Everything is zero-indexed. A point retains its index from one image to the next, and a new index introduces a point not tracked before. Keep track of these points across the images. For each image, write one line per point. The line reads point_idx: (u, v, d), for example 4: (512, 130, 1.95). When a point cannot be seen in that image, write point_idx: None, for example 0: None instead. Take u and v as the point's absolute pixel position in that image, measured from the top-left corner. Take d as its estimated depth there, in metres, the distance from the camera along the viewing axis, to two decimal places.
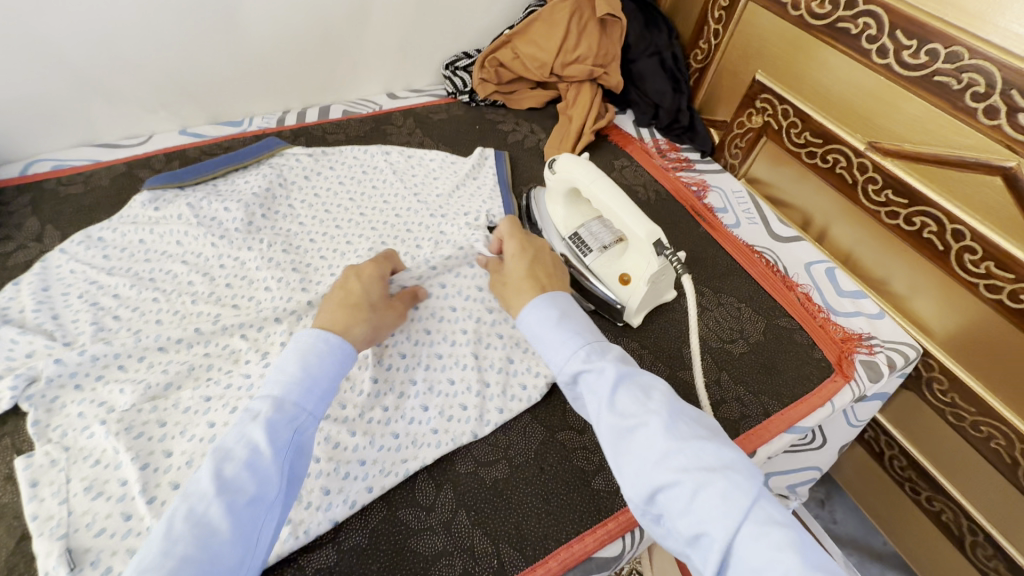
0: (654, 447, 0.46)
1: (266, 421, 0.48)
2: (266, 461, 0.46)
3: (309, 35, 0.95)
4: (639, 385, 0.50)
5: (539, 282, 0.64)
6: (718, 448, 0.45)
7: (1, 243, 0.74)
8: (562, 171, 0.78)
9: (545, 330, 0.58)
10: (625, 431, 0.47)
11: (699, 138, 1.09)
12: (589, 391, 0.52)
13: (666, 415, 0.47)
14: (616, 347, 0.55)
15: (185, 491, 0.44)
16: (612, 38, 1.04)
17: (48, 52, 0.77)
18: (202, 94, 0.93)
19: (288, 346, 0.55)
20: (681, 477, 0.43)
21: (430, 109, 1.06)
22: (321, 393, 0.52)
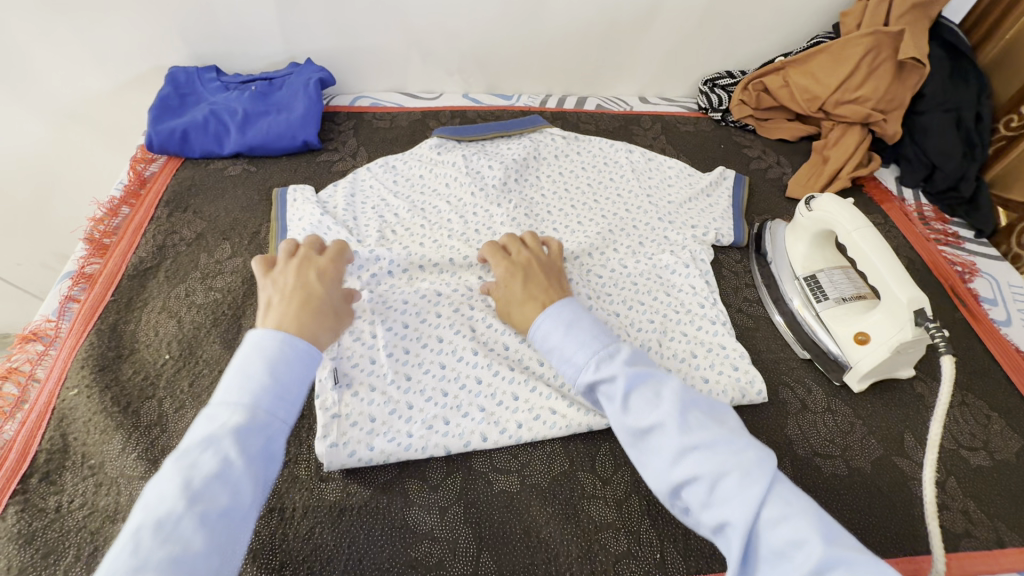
0: (669, 447, 0.48)
1: (238, 431, 0.43)
2: (237, 472, 0.42)
3: (593, 32, 1.03)
4: (650, 387, 0.52)
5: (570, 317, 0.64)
6: (728, 440, 0.47)
7: (330, 153, 0.95)
8: (819, 210, 0.75)
9: (557, 343, 0.59)
10: (641, 433, 0.50)
11: (979, 213, 0.94)
12: (610, 402, 0.53)
13: (679, 411, 0.49)
14: (620, 349, 0.56)
15: (148, 506, 0.38)
16: (905, 86, 0.95)
17: (399, 14, 0.96)
18: (490, 67, 1.08)
19: (248, 344, 0.49)
20: (699, 475, 0.46)
21: (678, 119, 1.08)
22: (293, 403, 0.48)
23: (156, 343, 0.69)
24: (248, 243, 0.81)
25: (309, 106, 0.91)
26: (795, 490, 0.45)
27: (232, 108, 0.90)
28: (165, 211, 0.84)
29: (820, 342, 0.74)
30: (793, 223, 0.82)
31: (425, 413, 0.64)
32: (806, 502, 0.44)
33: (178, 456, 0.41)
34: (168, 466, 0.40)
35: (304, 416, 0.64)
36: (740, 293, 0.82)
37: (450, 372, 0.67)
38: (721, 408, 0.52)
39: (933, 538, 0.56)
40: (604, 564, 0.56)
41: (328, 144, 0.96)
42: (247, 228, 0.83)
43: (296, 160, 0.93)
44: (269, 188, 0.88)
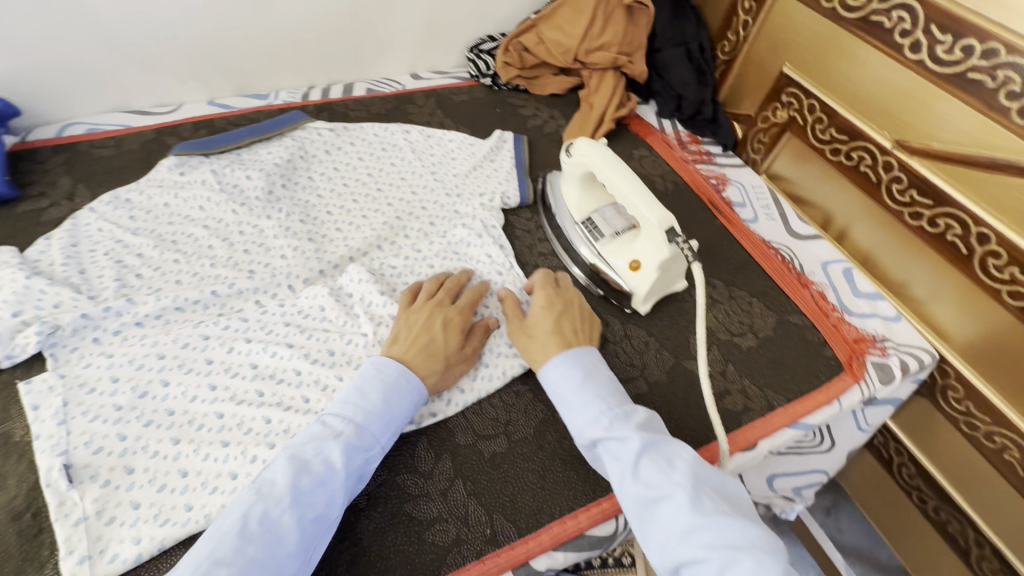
0: (678, 521, 0.49)
1: (348, 444, 0.53)
2: (338, 481, 0.51)
3: (337, 12, 0.97)
4: (661, 455, 0.54)
5: (564, 337, 0.66)
6: (744, 526, 0.48)
7: (35, 200, 0.77)
8: (579, 154, 0.78)
9: (564, 394, 0.61)
10: (649, 502, 0.51)
11: (722, 131, 1.08)
12: (612, 460, 0.55)
13: (691, 488, 0.51)
14: (638, 413, 0.58)
15: (261, 492, 0.48)
16: (637, 28, 1.04)
17: (85, 18, 0.80)
18: (231, 66, 0.95)
19: (370, 371, 0.59)
20: (707, 554, 0.47)
21: (451, 91, 1.07)
22: (394, 431, 0.57)
23: None
24: None
25: None
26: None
27: None
28: None
29: (610, 280, 0.77)
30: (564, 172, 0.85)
31: (204, 474, 0.56)
32: None
33: (289, 455, 0.51)
34: (287, 463, 0.51)
35: (44, 530, 0.52)
36: (535, 249, 0.84)
37: (230, 420, 0.60)
38: (734, 488, 0.54)
39: (716, 424, 0.63)
40: (436, 561, 0.54)
41: (30, 189, 0.78)
42: None
43: None
44: None
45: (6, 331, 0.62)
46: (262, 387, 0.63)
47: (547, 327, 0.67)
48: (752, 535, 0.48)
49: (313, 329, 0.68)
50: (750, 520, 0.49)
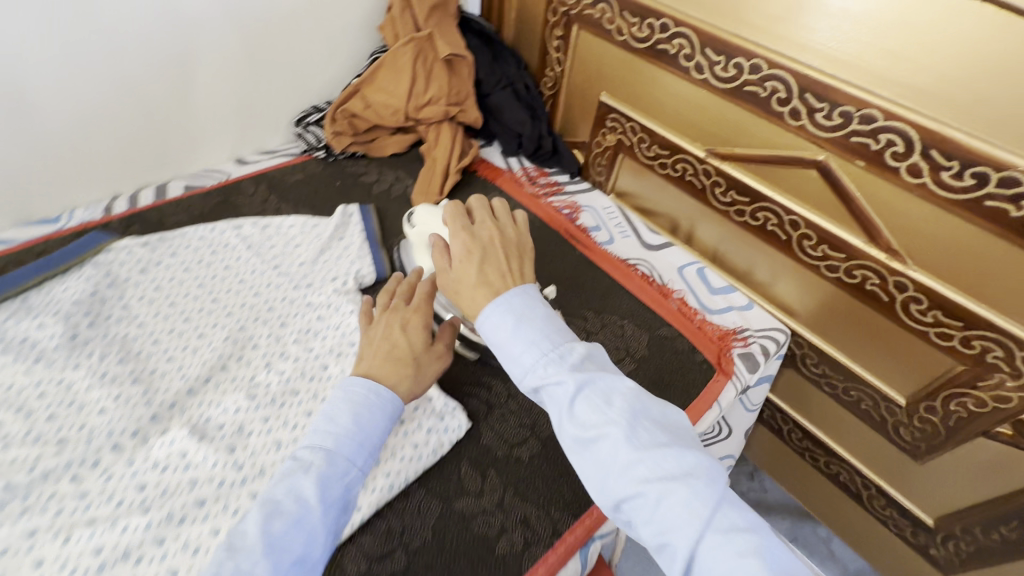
0: (617, 456, 0.46)
1: (318, 477, 0.51)
2: (315, 516, 0.49)
3: (125, 112, 0.86)
4: (601, 394, 0.49)
5: (493, 279, 0.57)
6: (679, 453, 0.46)
7: None
8: (421, 222, 0.79)
9: (495, 350, 0.54)
10: (585, 443, 0.48)
11: (565, 160, 1.12)
12: (552, 404, 0.50)
13: (628, 423, 0.47)
14: (575, 351, 0.52)
15: (234, 546, 0.47)
16: (461, 77, 1.04)
17: None
18: (0, 194, 0.81)
19: (338, 394, 0.58)
20: (643, 488, 0.45)
21: (284, 171, 0.99)
22: (371, 448, 0.56)
23: None
24: None
25: None
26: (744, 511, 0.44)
27: None
28: None
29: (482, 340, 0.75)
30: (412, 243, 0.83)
31: None
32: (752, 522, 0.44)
33: (261, 504, 0.49)
34: (258, 510, 0.49)
35: None
36: None
37: None
38: (674, 417, 0.51)
39: None
40: None
41: None
42: None
43: None
44: None
45: None
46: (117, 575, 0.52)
47: (471, 275, 0.57)
48: (683, 457, 0.46)
49: (161, 489, 0.58)
50: (687, 445, 0.47)
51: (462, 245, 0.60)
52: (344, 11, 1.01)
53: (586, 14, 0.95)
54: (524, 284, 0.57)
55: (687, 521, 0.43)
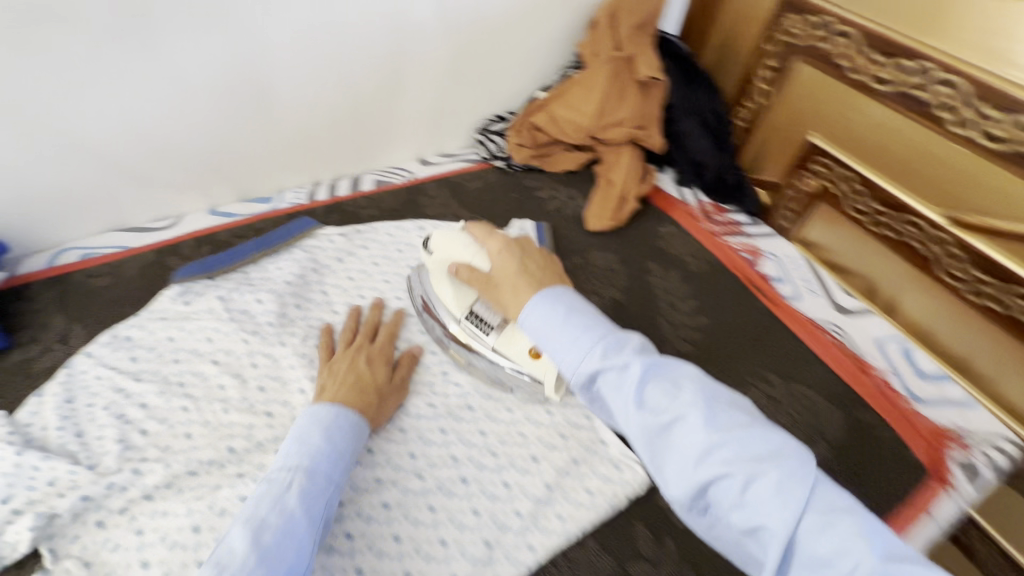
0: (694, 442, 0.43)
1: (302, 491, 0.50)
2: (302, 527, 0.47)
3: (343, 108, 0.91)
4: (667, 376, 0.46)
5: (531, 277, 0.58)
6: (763, 434, 0.43)
7: (25, 348, 0.69)
8: (437, 249, 0.71)
9: (549, 339, 0.52)
10: (661, 429, 0.45)
11: (747, 198, 1.02)
12: (612, 391, 0.47)
13: (705, 405, 0.44)
14: (629, 340, 0.49)
15: (221, 561, 0.42)
16: (651, 100, 0.99)
17: (77, 144, 0.75)
18: (232, 172, 0.90)
19: (304, 419, 0.57)
20: (729, 470, 0.41)
21: (464, 177, 1.01)
22: (343, 467, 0.55)
23: None
24: None
25: None
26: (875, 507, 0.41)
27: None
28: None
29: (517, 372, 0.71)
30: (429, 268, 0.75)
31: None
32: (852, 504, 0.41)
33: (246, 516, 0.46)
34: (245, 522, 0.45)
35: None
36: None
37: None
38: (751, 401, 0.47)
39: None
40: None
41: (20, 334, 0.71)
42: None
43: None
44: None
45: None
46: None
47: (511, 271, 0.60)
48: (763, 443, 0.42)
49: (351, 483, 0.61)
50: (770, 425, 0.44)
51: (501, 242, 0.64)
52: (548, 24, 0.99)
53: (818, 46, 0.86)
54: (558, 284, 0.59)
55: (785, 501, 0.39)
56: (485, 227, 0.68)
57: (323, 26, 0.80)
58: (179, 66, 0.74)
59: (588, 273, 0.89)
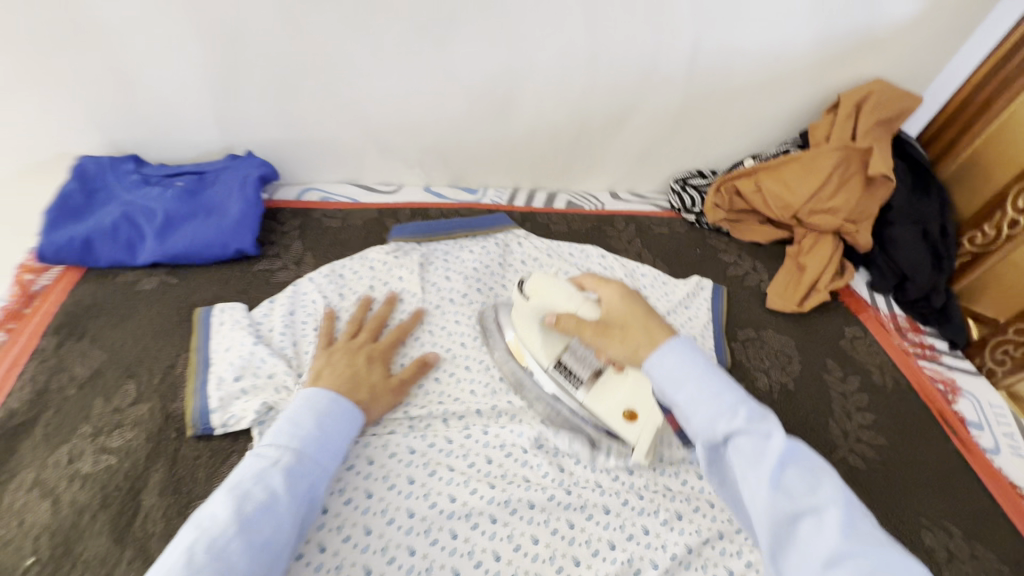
0: (824, 545, 0.39)
1: (288, 471, 0.51)
2: (284, 505, 0.49)
3: (566, 130, 0.97)
4: (799, 464, 0.43)
5: (627, 327, 0.55)
6: (898, 553, 0.38)
7: (270, 260, 0.82)
8: (536, 294, 0.65)
9: (685, 393, 0.49)
10: (790, 518, 0.41)
11: (951, 325, 0.93)
12: (741, 461, 0.44)
13: (846, 506, 0.41)
14: (748, 405, 0.47)
15: (202, 525, 0.44)
16: (873, 199, 0.94)
17: (355, 107, 0.88)
18: (455, 161, 1.00)
19: (299, 402, 0.57)
20: (841, 560, 0.37)
21: (652, 220, 1.04)
22: (336, 451, 0.56)
23: (20, 537, 0.53)
24: (160, 381, 0.66)
25: (246, 210, 0.79)
26: None
27: (150, 209, 0.77)
28: (51, 340, 0.68)
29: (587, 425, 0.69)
30: (517, 321, 0.70)
31: None
32: None
33: (231, 486, 0.48)
34: (226, 495, 0.47)
35: None
36: None
37: (420, 562, 0.56)
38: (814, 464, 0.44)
39: None
40: None
41: (268, 248, 0.83)
42: (159, 361, 0.68)
43: (228, 269, 0.79)
44: (181, 310, 0.74)
45: (228, 397, 0.64)
46: (457, 529, 0.59)
47: (628, 331, 0.55)
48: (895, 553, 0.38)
49: (502, 472, 0.65)
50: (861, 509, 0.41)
51: (614, 291, 0.59)
52: (783, 97, 0.98)
53: None
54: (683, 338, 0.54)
55: None
56: (593, 276, 0.63)
57: (583, 61, 0.87)
58: (458, 66, 0.85)
59: (760, 350, 0.85)
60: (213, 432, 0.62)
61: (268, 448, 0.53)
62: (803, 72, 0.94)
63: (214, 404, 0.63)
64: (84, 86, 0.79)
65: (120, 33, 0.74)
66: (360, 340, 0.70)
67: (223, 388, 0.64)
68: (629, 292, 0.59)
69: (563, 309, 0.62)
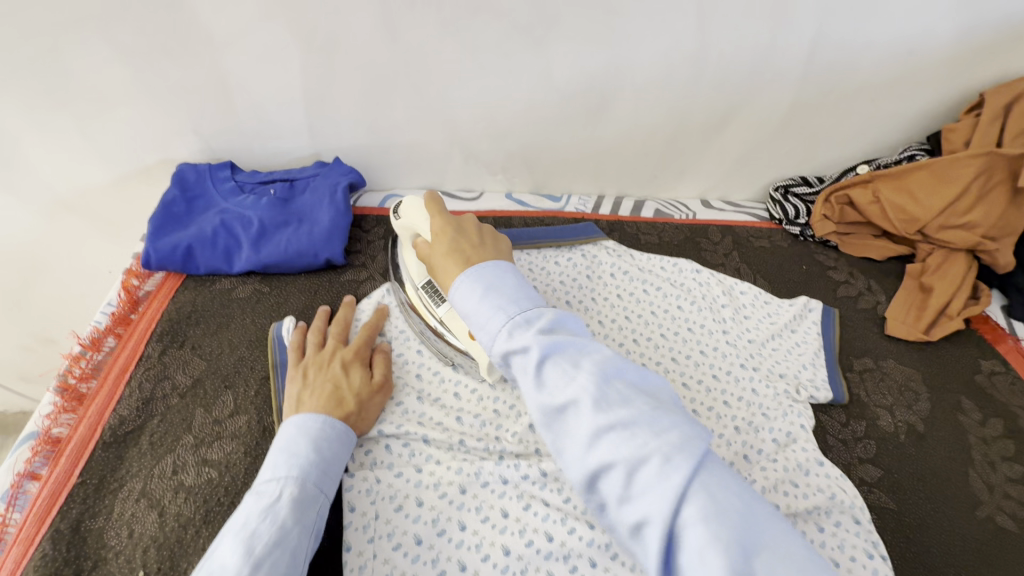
0: (583, 426, 0.41)
1: (294, 501, 0.49)
2: (296, 536, 0.46)
3: (659, 134, 0.91)
4: (567, 357, 0.44)
5: (466, 254, 0.56)
6: (657, 418, 0.40)
7: (357, 269, 0.81)
8: (405, 215, 0.69)
9: (473, 308, 0.50)
10: (556, 412, 0.42)
11: None
12: (556, 388, 0.43)
13: (598, 384, 0.42)
14: (544, 316, 0.47)
15: (210, 573, 0.40)
16: (1020, 213, 0.82)
17: (442, 113, 0.86)
18: (539, 168, 0.96)
19: (290, 430, 0.56)
20: (615, 461, 0.39)
21: (751, 232, 0.96)
22: (333, 478, 0.55)
23: (129, 549, 0.53)
24: (255, 393, 0.66)
25: (335, 219, 0.79)
26: (727, 479, 0.38)
27: (245, 217, 0.78)
28: (156, 347, 0.70)
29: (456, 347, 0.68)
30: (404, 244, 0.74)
31: None
32: (742, 504, 0.37)
33: (236, 529, 0.44)
34: (234, 537, 0.43)
35: None
36: (853, 472, 0.67)
37: None
38: (656, 383, 0.45)
39: None
40: None
41: (355, 257, 0.83)
42: (254, 371, 0.68)
43: (318, 278, 0.79)
44: (273, 319, 0.74)
45: None
46: (554, 571, 0.55)
47: (442, 250, 0.57)
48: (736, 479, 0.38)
49: (600, 509, 0.59)
50: (668, 412, 0.41)
51: (443, 223, 0.61)
52: (912, 98, 0.87)
53: None
54: (493, 252, 0.57)
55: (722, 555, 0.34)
56: (437, 198, 0.65)
57: (686, 62, 0.80)
58: (552, 70, 0.80)
59: (880, 383, 0.76)
60: None
61: (265, 484, 0.51)
62: (937, 70, 0.83)
63: None
64: (186, 95, 0.81)
65: (222, 44, 0.75)
66: (347, 352, 0.67)
67: None
68: (441, 211, 0.63)
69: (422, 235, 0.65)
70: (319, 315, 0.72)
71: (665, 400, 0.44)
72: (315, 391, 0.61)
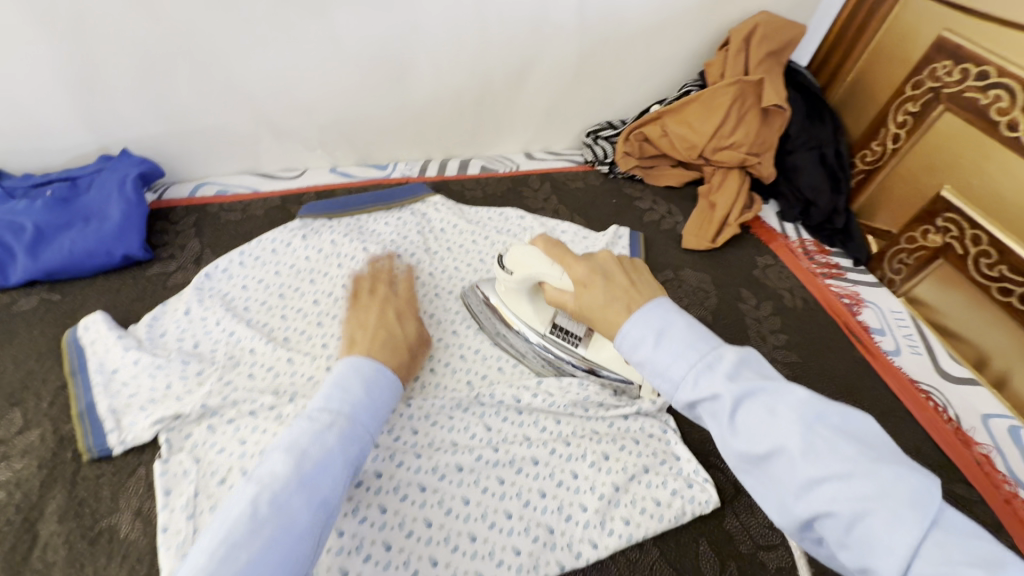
0: (794, 477, 0.37)
1: (341, 434, 0.49)
2: (340, 467, 0.47)
3: (467, 91, 0.94)
4: (763, 401, 0.40)
5: (628, 295, 0.51)
6: (875, 470, 0.35)
7: (165, 262, 0.78)
8: (514, 266, 0.66)
9: (647, 354, 0.46)
10: (758, 460, 0.39)
11: (854, 244, 0.98)
12: (755, 438, 0.39)
13: (804, 432, 0.37)
14: (726, 358, 0.43)
15: (263, 482, 0.43)
16: (772, 128, 0.97)
17: (236, 87, 0.82)
18: (359, 139, 0.96)
19: (346, 369, 0.56)
20: (832, 509, 0.36)
21: (567, 176, 1.04)
22: (381, 419, 0.55)
23: None
24: (48, 406, 0.62)
25: (127, 211, 0.74)
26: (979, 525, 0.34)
27: (17, 223, 0.71)
28: None
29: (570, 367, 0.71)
30: (506, 292, 0.71)
31: None
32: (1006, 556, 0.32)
33: (288, 446, 0.46)
34: (282, 455, 0.46)
35: None
36: None
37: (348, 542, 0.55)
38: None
39: None
40: None
41: (162, 250, 0.79)
42: (46, 384, 0.64)
43: (119, 278, 0.75)
44: (67, 326, 0.69)
45: (123, 417, 0.61)
46: (386, 503, 0.58)
47: (601, 295, 0.52)
48: (837, 459, 0.36)
49: (428, 441, 0.64)
50: (887, 458, 0.36)
51: (587, 270, 0.56)
52: (679, 38, 0.98)
53: (969, 96, 0.79)
54: (654, 287, 0.52)
55: None
56: (552, 240, 0.63)
57: (472, 19, 0.84)
58: (339, 34, 0.80)
59: (679, 289, 0.88)
60: (112, 452, 0.59)
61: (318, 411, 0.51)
62: (692, 11, 0.94)
63: (110, 424, 0.60)
64: None
65: None
66: (386, 309, 0.69)
67: (118, 411, 0.61)
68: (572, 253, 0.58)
69: (552, 284, 0.60)
70: (357, 277, 0.74)
71: (878, 438, 0.39)
72: (363, 335, 0.63)
